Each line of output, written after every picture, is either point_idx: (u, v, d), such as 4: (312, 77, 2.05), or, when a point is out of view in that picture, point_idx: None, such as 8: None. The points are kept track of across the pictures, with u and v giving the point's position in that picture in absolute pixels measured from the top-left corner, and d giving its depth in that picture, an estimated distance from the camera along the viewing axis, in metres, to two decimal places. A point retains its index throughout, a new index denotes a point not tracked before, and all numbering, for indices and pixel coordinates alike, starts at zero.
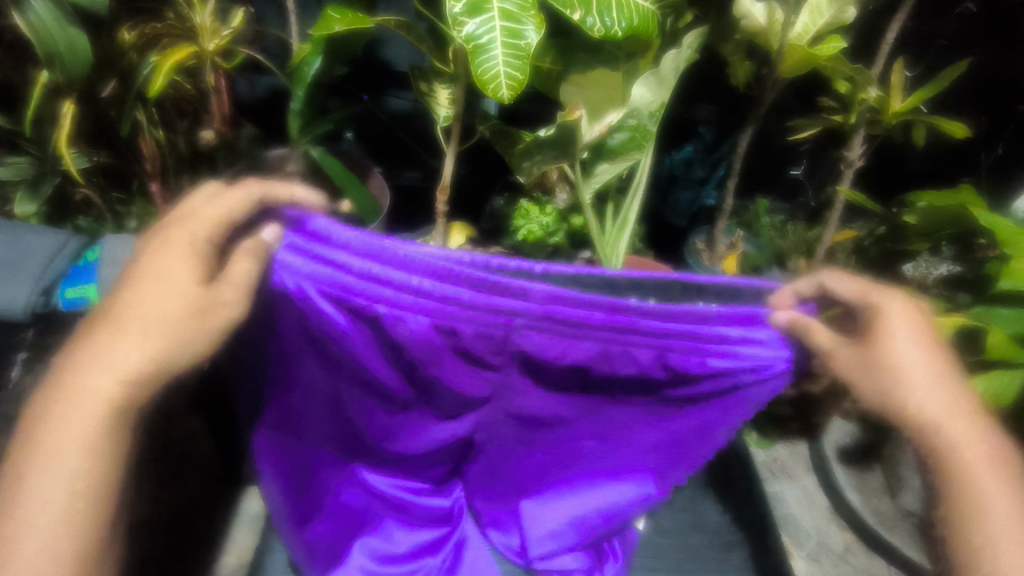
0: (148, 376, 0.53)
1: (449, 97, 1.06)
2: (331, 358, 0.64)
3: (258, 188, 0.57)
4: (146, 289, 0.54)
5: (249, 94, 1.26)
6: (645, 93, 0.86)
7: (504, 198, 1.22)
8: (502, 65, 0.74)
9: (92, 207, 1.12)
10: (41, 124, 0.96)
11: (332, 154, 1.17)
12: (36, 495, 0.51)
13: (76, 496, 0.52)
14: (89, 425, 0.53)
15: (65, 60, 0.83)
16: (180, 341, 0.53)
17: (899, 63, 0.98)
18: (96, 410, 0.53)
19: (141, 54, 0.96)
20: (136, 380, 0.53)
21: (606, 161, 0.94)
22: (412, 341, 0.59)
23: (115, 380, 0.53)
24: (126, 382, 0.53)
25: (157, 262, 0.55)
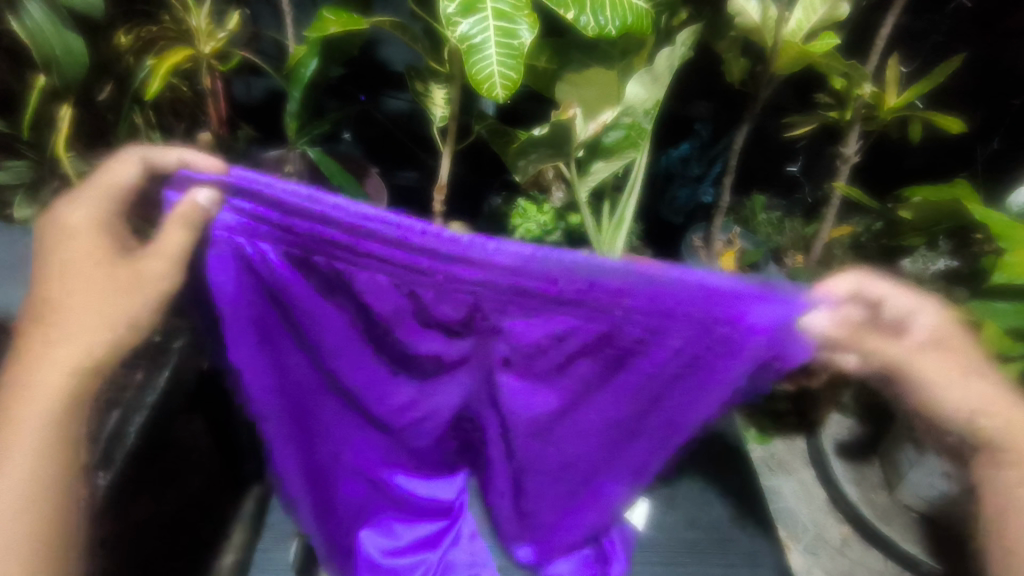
0: (82, 366, 0.60)
1: (445, 97, 1.05)
2: (296, 329, 0.71)
3: (138, 151, 0.62)
4: (78, 291, 0.60)
5: (246, 96, 1.27)
6: (640, 91, 0.86)
7: (502, 197, 1.23)
8: (497, 65, 0.74)
9: None
10: (39, 127, 0.96)
11: (329, 154, 1.18)
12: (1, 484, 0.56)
13: (23, 499, 0.56)
14: (34, 432, 0.58)
15: (62, 64, 0.84)
16: (112, 319, 0.61)
17: (893, 59, 0.98)
18: (52, 390, 0.59)
19: (138, 57, 0.97)
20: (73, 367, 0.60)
21: (601, 159, 0.94)
22: (377, 301, 0.64)
23: (63, 369, 0.60)
24: (78, 370, 0.60)
25: (73, 258, 0.61)
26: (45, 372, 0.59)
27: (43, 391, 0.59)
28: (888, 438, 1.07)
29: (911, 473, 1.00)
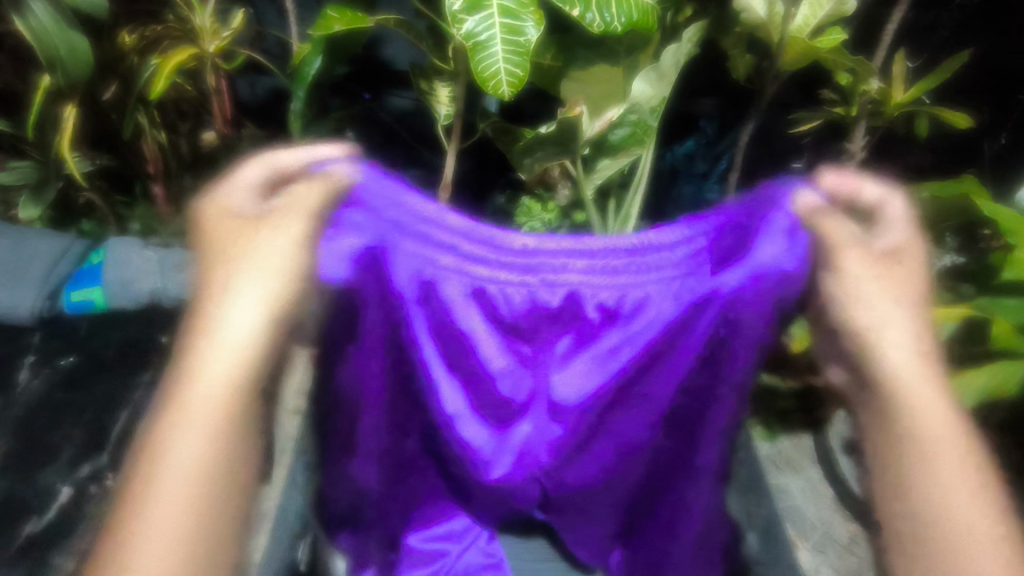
0: (225, 340, 0.48)
1: (450, 95, 1.05)
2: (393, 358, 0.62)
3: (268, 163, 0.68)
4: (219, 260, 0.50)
5: (249, 96, 1.26)
6: (646, 88, 0.86)
7: (506, 196, 1.25)
8: (503, 62, 0.74)
9: (95, 211, 1.11)
10: (44, 127, 0.96)
11: (331, 153, 1.17)
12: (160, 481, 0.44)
13: (206, 469, 0.45)
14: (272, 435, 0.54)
15: (66, 65, 0.83)
16: (273, 298, 0.49)
17: (901, 53, 0.97)
18: (212, 390, 0.47)
19: (142, 56, 0.96)
20: (244, 356, 0.48)
21: (607, 157, 0.94)
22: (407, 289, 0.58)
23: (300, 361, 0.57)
24: (242, 358, 0.48)
25: None
26: (206, 366, 0.47)
27: (204, 387, 0.47)
28: None
29: None
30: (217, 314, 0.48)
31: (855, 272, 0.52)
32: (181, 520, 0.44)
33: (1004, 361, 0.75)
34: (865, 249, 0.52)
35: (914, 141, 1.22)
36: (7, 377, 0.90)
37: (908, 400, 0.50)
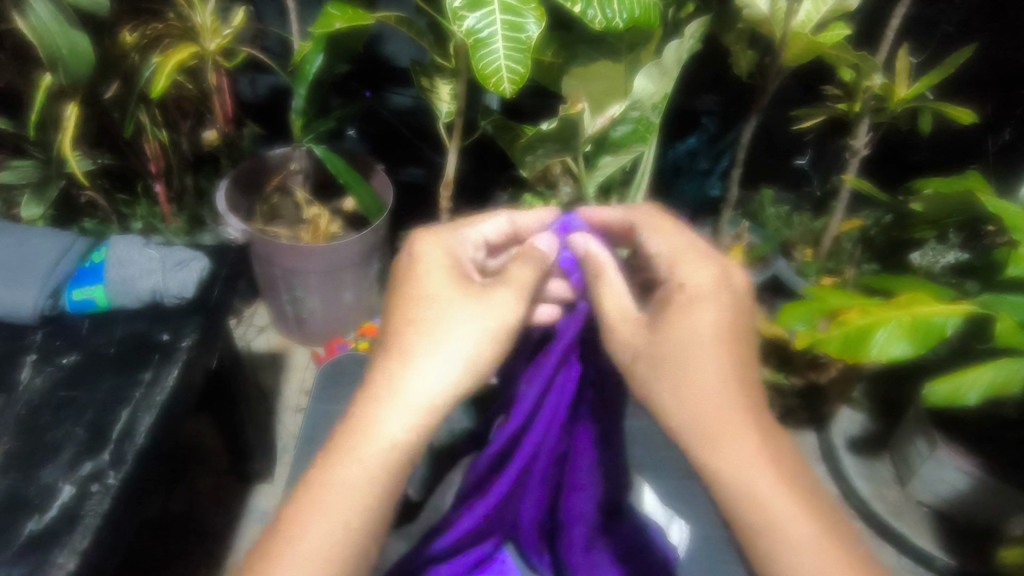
0: (404, 403, 0.51)
1: (451, 93, 1.05)
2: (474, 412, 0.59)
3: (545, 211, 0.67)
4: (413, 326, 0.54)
5: (250, 94, 1.26)
6: (648, 85, 0.85)
7: (508, 194, 1.25)
8: (504, 59, 0.74)
9: (98, 209, 1.11)
10: (45, 126, 0.96)
11: (333, 150, 1.17)
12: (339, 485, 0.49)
13: (373, 493, 0.50)
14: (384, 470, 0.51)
15: (68, 64, 0.84)
16: (469, 366, 0.53)
17: (905, 49, 0.97)
18: (381, 453, 0.50)
19: (143, 55, 0.95)
20: (420, 421, 0.51)
21: (609, 153, 0.93)
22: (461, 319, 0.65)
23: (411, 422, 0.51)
24: (418, 422, 0.51)
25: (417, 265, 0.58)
26: (381, 430, 0.50)
27: (374, 450, 0.50)
28: (900, 432, 1.06)
29: (924, 467, 0.98)
30: (391, 383, 0.52)
31: (626, 337, 0.55)
32: (333, 557, 0.48)
33: (1007, 359, 0.73)
34: (635, 320, 0.55)
35: (916, 135, 1.22)
36: (7, 377, 0.68)
37: (696, 451, 0.50)
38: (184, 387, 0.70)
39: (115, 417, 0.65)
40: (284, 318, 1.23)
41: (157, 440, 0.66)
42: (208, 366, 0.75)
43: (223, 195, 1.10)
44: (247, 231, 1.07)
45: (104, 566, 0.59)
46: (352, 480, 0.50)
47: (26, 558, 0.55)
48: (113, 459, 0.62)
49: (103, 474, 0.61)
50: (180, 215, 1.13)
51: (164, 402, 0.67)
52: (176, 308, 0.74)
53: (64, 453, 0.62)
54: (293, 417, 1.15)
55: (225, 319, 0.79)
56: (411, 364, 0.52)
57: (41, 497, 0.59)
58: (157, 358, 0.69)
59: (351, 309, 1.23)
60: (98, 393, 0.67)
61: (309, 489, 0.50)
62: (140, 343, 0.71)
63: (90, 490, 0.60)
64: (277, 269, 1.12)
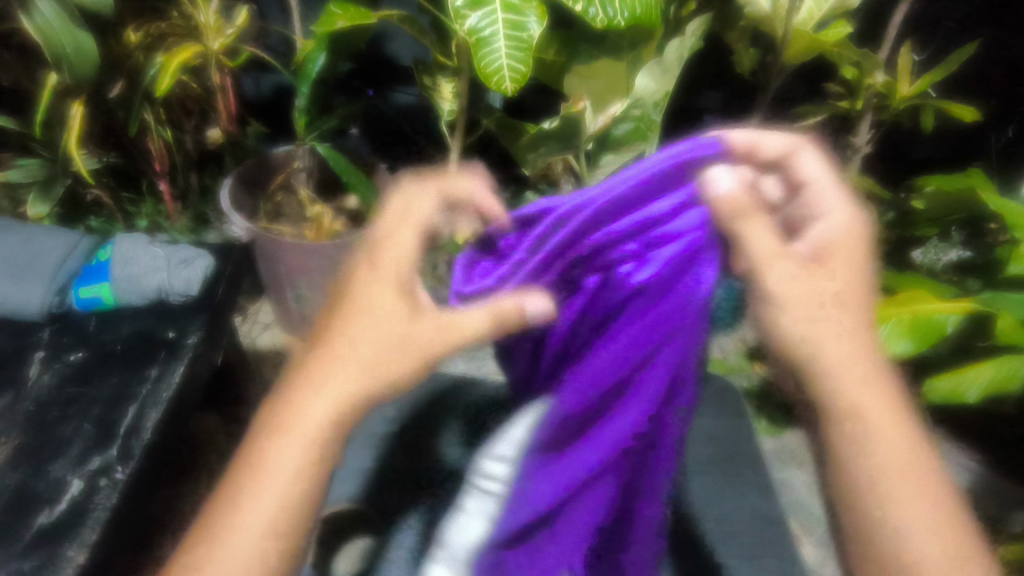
0: (304, 428, 0.46)
1: (453, 91, 1.05)
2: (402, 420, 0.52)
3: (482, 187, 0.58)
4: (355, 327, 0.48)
5: (254, 92, 1.26)
6: (650, 83, 0.86)
7: (510, 192, 1.26)
8: (506, 58, 0.74)
9: (104, 207, 1.12)
10: (51, 125, 0.97)
11: (336, 148, 1.18)
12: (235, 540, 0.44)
13: (277, 540, 0.44)
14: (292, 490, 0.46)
15: (73, 63, 0.85)
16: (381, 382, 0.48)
17: (907, 46, 0.97)
18: (284, 484, 0.45)
19: (147, 54, 0.96)
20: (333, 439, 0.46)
21: (610, 151, 0.94)
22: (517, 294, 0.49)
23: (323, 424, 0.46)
24: (331, 427, 0.46)
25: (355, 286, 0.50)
26: (303, 419, 0.46)
27: (297, 436, 0.46)
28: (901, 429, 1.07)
29: None
30: (314, 378, 0.47)
31: (777, 287, 0.44)
32: (267, 547, 0.44)
33: (1007, 356, 0.74)
34: (790, 265, 0.45)
35: (919, 133, 1.22)
36: (15, 374, 0.69)
37: (848, 433, 0.47)
38: (190, 384, 0.70)
39: (122, 413, 0.66)
40: (289, 316, 1.24)
41: (164, 436, 0.66)
42: (214, 362, 0.76)
43: (227, 193, 1.10)
44: (251, 229, 1.08)
45: (111, 560, 0.60)
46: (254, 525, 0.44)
47: (36, 551, 0.56)
48: (121, 454, 0.63)
49: (110, 469, 0.62)
50: (185, 212, 1.14)
51: (171, 399, 0.67)
52: (181, 305, 0.75)
53: (73, 448, 0.63)
54: None
55: (230, 316, 0.80)
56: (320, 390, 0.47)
57: (50, 491, 0.60)
58: (163, 355, 0.70)
59: None
60: (106, 389, 0.68)
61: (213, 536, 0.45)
62: (146, 340, 0.72)
63: (99, 484, 0.61)
64: (281, 267, 1.13)
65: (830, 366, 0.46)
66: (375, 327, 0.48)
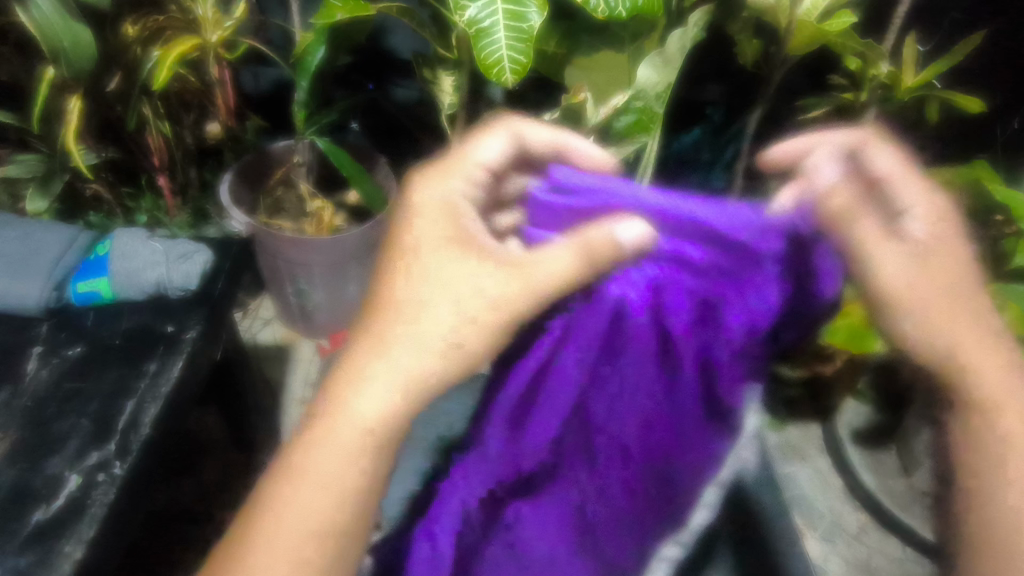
0: (370, 395, 0.53)
1: (453, 85, 1.04)
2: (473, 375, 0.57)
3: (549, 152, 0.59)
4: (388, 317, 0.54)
5: (253, 87, 1.26)
6: (651, 74, 0.84)
7: None
8: (506, 49, 0.73)
9: (103, 202, 1.12)
10: (49, 120, 0.96)
11: (336, 143, 1.17)
12: (315, 477, 0.52)
13: (342, 493, 0.52)
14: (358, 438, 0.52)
15: (69, 57, 0.84)
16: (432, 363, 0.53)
17: (913, 36, 0.95)
18: (355, 434, 0.52)
19: (145, 48, 0.95)
20: (398, 396, 0.53)
21: (613, 145, 0.91)
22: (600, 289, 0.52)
23: (391, 392, 0.53)
24: (404, 390, 0.53)
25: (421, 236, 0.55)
26: (353, 415, 0.52)
27: (347, 434, 0.52)
28: None
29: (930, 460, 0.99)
30: (359, 371, 0.53)
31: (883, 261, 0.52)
32: (332, 513, 0.52)
33: None
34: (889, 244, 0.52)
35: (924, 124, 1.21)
36: (13, 368, 0.68)
37: (985, 409, 0.57)
38: (189, 379, 0.70)
39: (120, 408, 0.65)
40: (290, 312, 1.24)
41: (162, 432, 0.66)
42: (213, 357, 0.75)
43: (226, 188, 1.10)
44: (251, 224, 1.07)
45: (110, 556, 0.60)
46: (330, 469, 0.52)
47: (33, 547, 0.56)
48: (119, 449, 0.62)
49: (109, 464, 0.61)
50: (184, 208, 1.14)
51: (170, 394, 0.67)
52: (180, 300, 0.74)
53: (71, 443, 0.63)
54: (298, 410, 1.16)
55: (229, 311, 0.80)
56: (388, 355, 0.53)
57: (47, 487, 0.60)
58: (162, 349, 0.69)
59: (356, 302, 1.24)
60: (104, 384, 0.67)
61: (295, 471, 0.52)
62: (144, 335, 0.71)
63: (96, 479, 0.60)
64: (282, 262, 1.13)
65: (942, 334, 0.55)
66: (434, 320, 0.53)
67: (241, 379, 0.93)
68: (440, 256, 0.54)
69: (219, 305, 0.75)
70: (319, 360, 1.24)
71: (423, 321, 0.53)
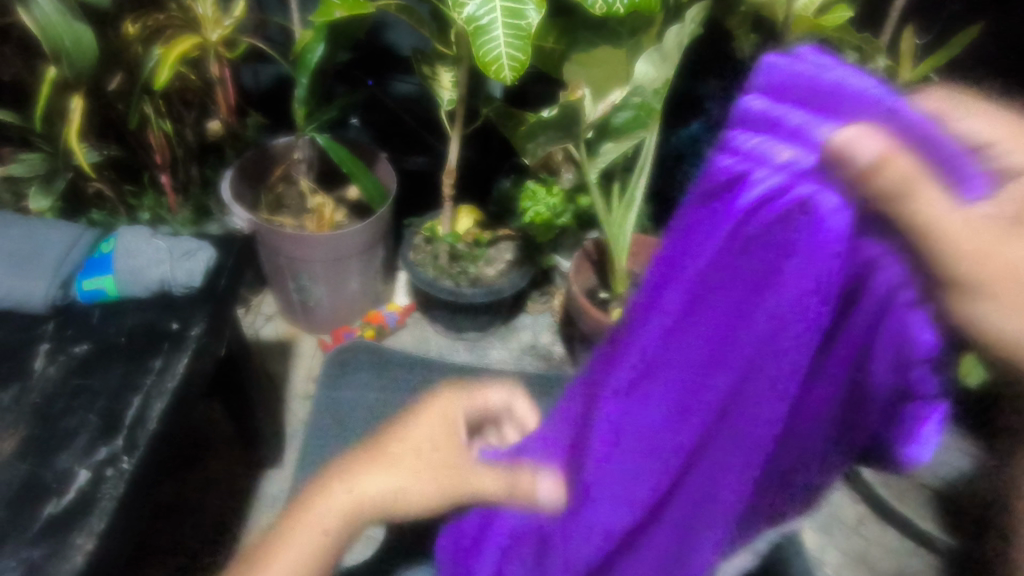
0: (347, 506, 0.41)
1: (452, 80, 1.05)
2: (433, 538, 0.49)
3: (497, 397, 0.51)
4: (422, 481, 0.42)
5: (254, 84, 1.26)
6: (649, 70, 0.87)
7: (511, 181, 1.31)
8: (504, 46, 0.74)
9: (106, 200, 1.13)
10: (51, 119, 0.96)
11: (337, 139, 1.18)
12: None
13: None
14: (298, 562, 0.40)
15: (72, 55, 0.84)
16: (409, 500, 0.41)
17: (912, 29, 0.95)
18: (306, 554, 0.40)
19: (146, 46, 0.96)
20: (351, 529, 0.41)
21: (610, 140, 0.97)
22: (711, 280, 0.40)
23: (345, 519, 0.41)
24: (359, 520, 0.41)
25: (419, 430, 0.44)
26: (314, 520, 0.41)
27: (329, 512, 0.41)
28: None
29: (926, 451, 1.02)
30: (351, 485, 0.41)
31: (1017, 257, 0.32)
32: None
33: None
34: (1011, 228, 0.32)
35: None
36: (22, 365, 0.69)
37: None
38: (195, 374, 0.71)
39: (127, 403, 0.66)
40: (292, 307, 1.25)
41: (169, 426, 0.67)
42: (218, 353, 0.76)
43: (228, 185, 1.11)
44: (253, 221, 1.09)
45: (119, 550, 0.61)
46: None
47: (44, 541, 0.57)
48: (127, 444, 0.64)
49: (117, 459, 0.63)
50: (186, 205, 1.15)
51: (176, 389, 0.68)
52: (184, 297, 0.75)
53: (79, 439, 0.64)
54: (301, 405, 1.17)
55: (233, 306, 0.81)
56: (383, 478, 0.41)
57: (58, 482, 0.61)
58: (168, 346, 0.70)
59: (358, 296, 1.25)
60: (110, 380, 0.68)
61: None
62: (150, 332, 0.72)
63: (105, 474, 0.62)
64: (284, 258, 1.14)
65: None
66: (417, 472, 0.42)
67: (245, 374, 0.95)
68: (441, 449, 0.43)
69: (223, 300, 0.76)
70: (321, 355, 1.26)
71: (404, 485, 0.42)
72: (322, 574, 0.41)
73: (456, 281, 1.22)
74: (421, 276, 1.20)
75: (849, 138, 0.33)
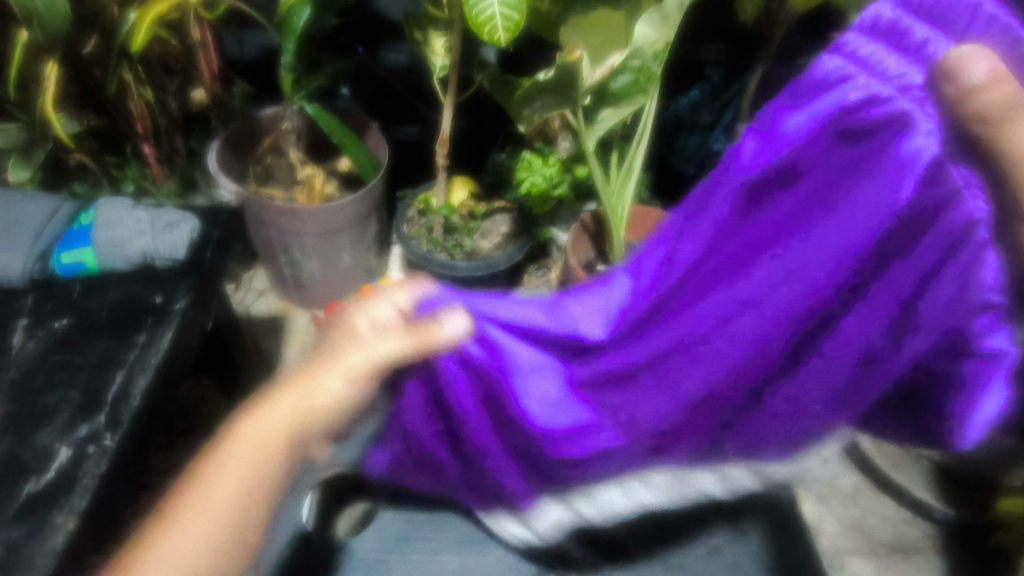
0: (250, 440, 0.52)
1: (445, 46, 1.01)
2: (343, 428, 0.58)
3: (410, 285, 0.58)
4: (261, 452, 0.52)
5: (238, 51, 1.22)
6: (649, 32, 0.83)
7: (506, 152, 1.28)
8: (498, 5, 0.70)
9: (88, 172, 1.09)
10: (26, 87, 0.92)
11: (326, 108, 1.14)
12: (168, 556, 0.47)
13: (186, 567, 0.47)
14: (230, 489, 0.50)
15: (43, 18, 0.80)
16: (304, 413, 0.54)
17: None
18: (229, 486, 0.50)
19: (122, 8, 0.91)
20: (272, 451, 0.52)
21: (609, 107, 0.93)
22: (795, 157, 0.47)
23: (261, 443, 0.52)
24: (279, 441, 0.52)
25: (311, 370, 0.55)
26: (236, 444, 0.51)
27: (251, 436, 0.52)
28: None
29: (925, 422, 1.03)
30: (250, 422, 0.52)
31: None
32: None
33: None
34: None
35: None
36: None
37: None
38: (180, 350, 0.69)
39: (109, 380, 0.64)
40: (283, 282, 1.23)
41: (154, 403, 0.65)
42: (203, 328, 0.74)
43: (214, 156, 1.08)
44: (240, 193, 1.06)
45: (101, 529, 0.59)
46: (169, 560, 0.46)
47: (24, 521, 0.55)
48: (109, 421, 0.62)
49: (99, 436, 0.61)
50: (172, 177, 1.12)
51: (160, 364, 0.66)
52: (168, 270, 0.73)
53: (60, 416, 0.62)
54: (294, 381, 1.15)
55: (219, 280, 0.78)
56: (262, 413, 0.53)
57: (38, 460, 0.59)
58: (151, 321, 0.68)
59: (350, 271, 1.23)
60: (91, 356, 0.66)
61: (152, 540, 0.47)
62: (132, 306, 0.69)
63: (88, 451, 0.60)
64: (274, 232, 1.11)
65: None
66: (308, 394, 0.54)
67: (234, 350, 0.93)
68: (328, 363, 0.55)
69: (208, 274, 0.74)
70: (314, 331, 1.23)
71: (307, 393, 0.54)
72: (256, 494, 0.51)
73: (451, 254, 1.20)
74: (415, 250, 1.18)
75: (963, 54, 0.39)
